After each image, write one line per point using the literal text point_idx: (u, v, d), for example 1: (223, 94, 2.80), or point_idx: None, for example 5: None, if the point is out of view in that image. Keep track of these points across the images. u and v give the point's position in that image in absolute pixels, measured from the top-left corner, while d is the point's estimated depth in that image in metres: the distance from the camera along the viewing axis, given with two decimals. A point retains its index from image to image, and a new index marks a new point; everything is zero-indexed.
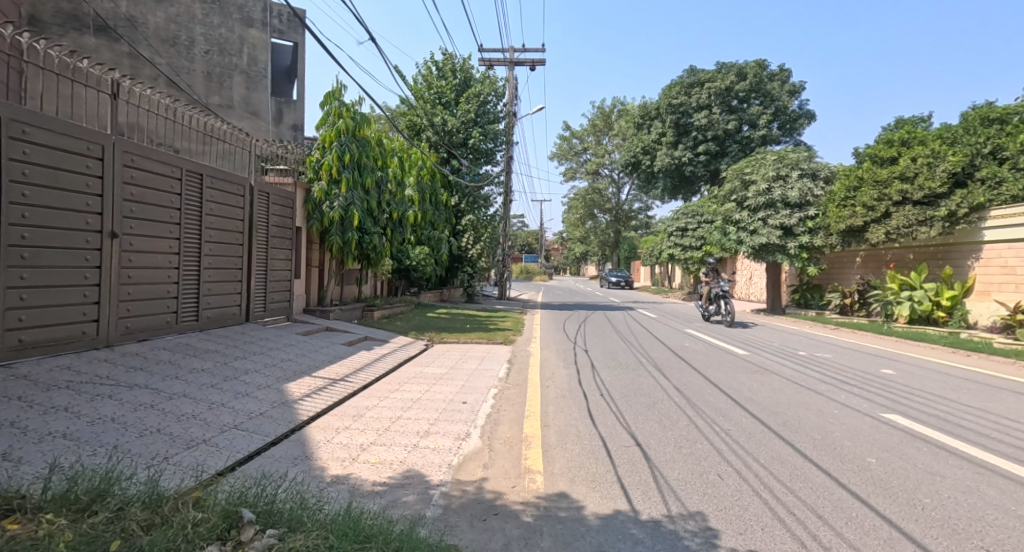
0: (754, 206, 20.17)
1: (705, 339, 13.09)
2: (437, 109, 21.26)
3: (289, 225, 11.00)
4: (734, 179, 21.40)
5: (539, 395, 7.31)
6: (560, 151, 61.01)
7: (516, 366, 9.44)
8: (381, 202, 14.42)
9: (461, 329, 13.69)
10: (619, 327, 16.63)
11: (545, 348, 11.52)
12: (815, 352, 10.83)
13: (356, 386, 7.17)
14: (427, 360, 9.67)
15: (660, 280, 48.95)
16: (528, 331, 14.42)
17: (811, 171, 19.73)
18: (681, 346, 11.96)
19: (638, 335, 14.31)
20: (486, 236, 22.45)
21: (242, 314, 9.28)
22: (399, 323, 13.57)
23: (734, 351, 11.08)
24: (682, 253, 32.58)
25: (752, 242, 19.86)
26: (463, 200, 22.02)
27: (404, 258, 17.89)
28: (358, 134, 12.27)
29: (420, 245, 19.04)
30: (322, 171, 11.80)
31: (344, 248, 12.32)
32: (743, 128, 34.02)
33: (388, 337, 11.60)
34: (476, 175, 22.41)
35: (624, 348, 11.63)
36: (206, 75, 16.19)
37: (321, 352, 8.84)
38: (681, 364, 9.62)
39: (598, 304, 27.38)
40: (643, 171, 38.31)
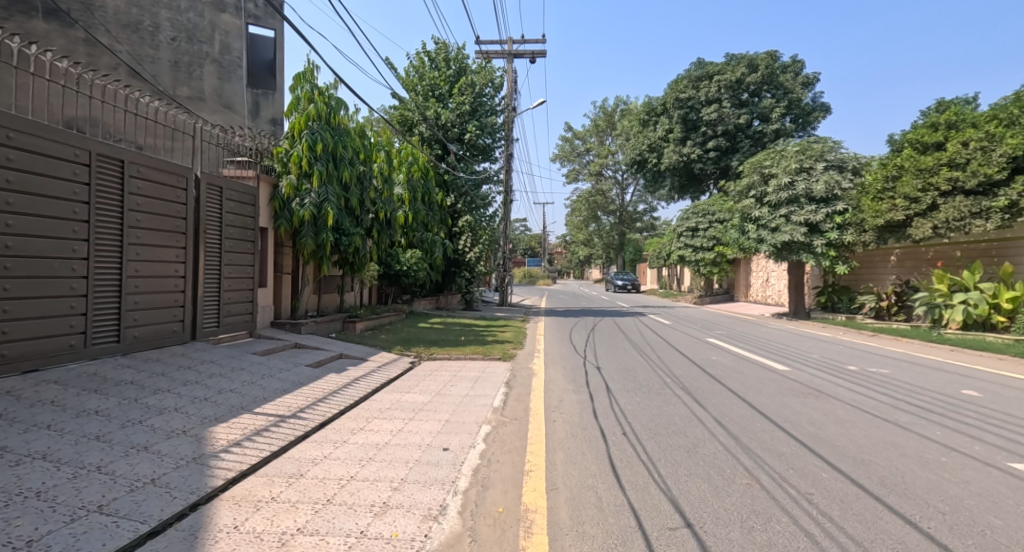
0: (775, 202, 18.71)
1: (728, 349, 11.53)
2: (431, 102, 19.86)
3: (249, 225, 9.44)
4: (751, 173, 19.83)
5: (543, 432, 5.72)
6: (562, 152, 59.54)
7: (515, 389, 7.87)
8: (364, 200, 12.95)
9: (454, 342, 12.14)
10: (629, 336, 15.14)
11: (550, 364, 10.03)
12: (867, 366, 9.22)
13: (307, 426, 5.58)
14: (409, 384, 8.10)
15: (667, 283, 47.30)
16: (530, 343, 12.90)
17: (837, 162, 18.15)
18: (704, 358, 10.41)
19: (650, 345, 12.79)
20: (485, 238, 20.98)
21: (185, 331, 7.71)
22: (384, 336, 12.01)
23: (769, 365, 9.51)
24: (693, 254, 30.92)
25: (774, 240, 18.28)
26: (460, 200, 20.62)
27: (394, 261, 16.41)
28: (333, 121, 10.77)
29: (412, 248, 17.55)
30: (290, 164, 10.28)
31: (318, 251, 10.80)
32: (755, 122, 32.46)
33: (367, 353, 10.03)
34: (473, 173, 20.96)
35: (639, 362, 10.12)
36: (173, 64, 14.60)
37: (277, 377, 7.26)
38: (712, 384, 8.02)
39: (605, 309, 25.82)
40: (649, 170, 36.72)
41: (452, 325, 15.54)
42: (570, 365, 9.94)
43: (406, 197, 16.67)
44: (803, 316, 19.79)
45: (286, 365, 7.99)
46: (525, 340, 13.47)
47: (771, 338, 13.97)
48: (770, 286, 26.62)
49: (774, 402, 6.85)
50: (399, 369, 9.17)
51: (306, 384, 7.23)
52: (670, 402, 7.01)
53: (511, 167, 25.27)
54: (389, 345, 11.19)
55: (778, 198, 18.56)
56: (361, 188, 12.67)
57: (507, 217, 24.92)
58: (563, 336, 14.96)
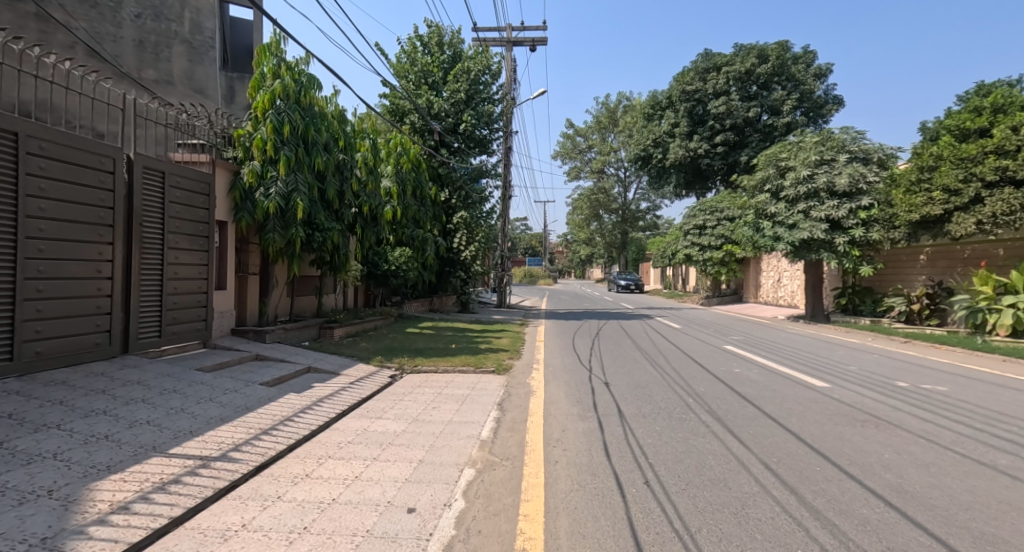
0: (793, 198, 17.40)
1: (749, 359, 10.33)
2: (423, 89, 18.58)
3: (202, 218, 8.17)
4: (766, 166, 18.51)
5: (542, 480, 4.45)
6: (563, 149, 58.22)
7: (508, 414, 6.60)
8: (343, 192, 11.72)
9: (443, 351, 10.85)
10: (637, 342, 13.98)
11: (554, 378, 8.85)
12: (920, 383, 7.94)
13: (236, 475, 4.28)
14: (384, 406, 6.82)
15: (672, 283, 45.96)
16: (528, 352, 11.61)
17: (860, 153, 16.84)
18: (725, 371, 9.14)
19: (662, 352, 11.61)
20: (481, 236, 19.72)
21: (112, 344, 6.44)
22: (364, 345, 10.71)
23: (804, 380, 8.22)
24: (700, 254, 29.66)
25: (792, 238, 16.97)
26: (455, 195, 19.42)
27: (381, 261, 15.20)
28: (304, 101, 9.48)
29: (402, 246, 16.30)
30: (253, 149, 8.99)
31: (287, 249, 9.53)
32: (765, 116, 31.14)
33: (341, 366, 8.75)
34: (469, 166, 19.70)
35: (652, 375, 8.85)
36: (138, 44, 13.24)
37: (218, 400, 5.97)
38: (742, 405, 6.75)
39: (609, 312, 24.56)
40: (654, 166, 35.43)
41: (444, 330, 14.30)
42: (575, 379, 8.71)
43: (394, 191, 15.46)
44: (821, 319, 18.52)
45: (236, 382, 6.71)
46: (523, 347, 12.21)
47: (789, 345, 12.76)
48: (782, 287, 25.36)
49: (826, 432, 5.58)
50: (376, 386, 7.90)
51: (254, 408, 5.95)
52: (698, 430, 5.75)
53: (510, 161, 23.97)
54: (368, 355, 9.88)
55: (796, 192, 17.24)
56: (340, 180, 11.44)
57: (505, 214, 23.65)
58: (566, 343, 13.74)
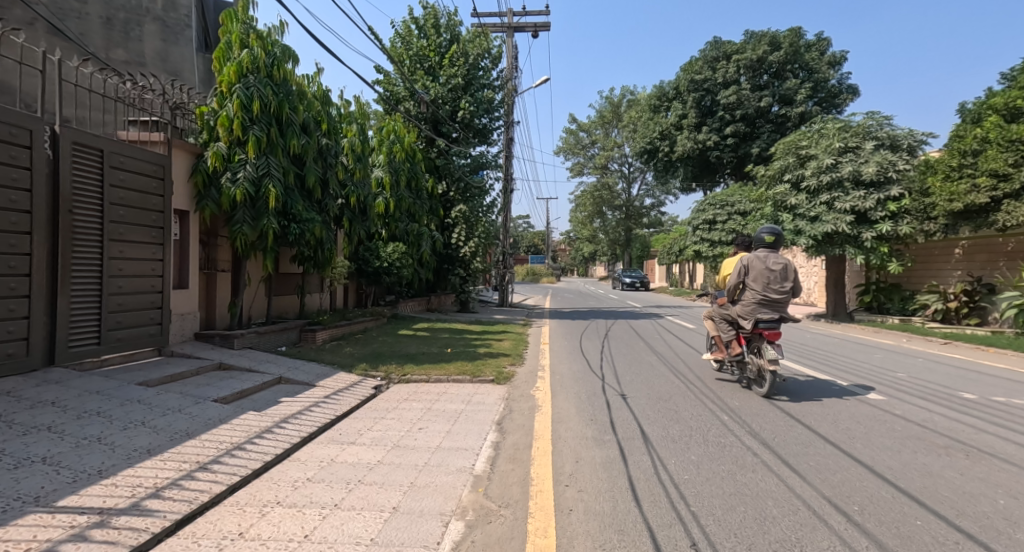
0: (815, 188, 16.25)
1: (780, 366, 9.20)
2: (419, 75, 17.50)
3: (155, 206, 7.06)
4: (784, 155, 17.40)
5: (554, 541, 3.36)
6: (566, 145, 57.11)
7: (509, 436, 5.50)
8: (326, 180, 10.65)
9: (438, 356, 9.77)
10: (652, 343, 12.88)
11: (562, 388, 7.74)
12: (989, 395, 6.84)
13: (140, 539, 3.13)
14: (362, 427, 5.74)
15: (679, 281, 44.83)
16: (533, 356, 10.52)
17: (887, 140, 15.69)
18: (756, 380, 8.02)
19: (679, 357, 10.49)
20: (482, 231, 18.68)
21: (32, 356, 5.35)
22: (349, 350, 9.60)
23: (852, 391, 7.10)
24: (710, 250, 28.56)
25: (814, 231, 15.85)
26: (453, 187, 18.45)
27: (373, 257, 14.14)
28: (276, 74, 8.36)
29: (396, 241, 15.24)
30: (218, 128, 7.87)
31: (258, 243, 8.39)
32: (778, 105, 29.97)
33: (319, 377, 7.64)
34: (468, 157, 18.64)
35: (675, 385, 7.73)
36: (105, 21, 12.20)
37: (154, 424, 4.85)
38: (791, 426, 5.62)
39: (616, 310, 23.49)
40: (661, 159, 34.37)
41: (441, 331, 13.19)
42: (587, 390, 7.61)
43: (385, 182, 14.42)
44: (844, 318, 17.55)
45: (185, 399, 5.60)
46: (527, 351, 11.11)
47: (819, 347, 11.63)
48: (797, 284, 24.32)
49: (908, 465, 4.45)
50: (355, 400, 6.79)
51: (199, 433, 4.84)
52: (746, 462, 4.64)
53: (512, 153, 22.89)
54: (352, 362, 8.76)
55: (818, 182, 16.10)
56: (322, 167, 10.35)
57: (507, 208, 22.56)
58: (573, 345, 12.66)
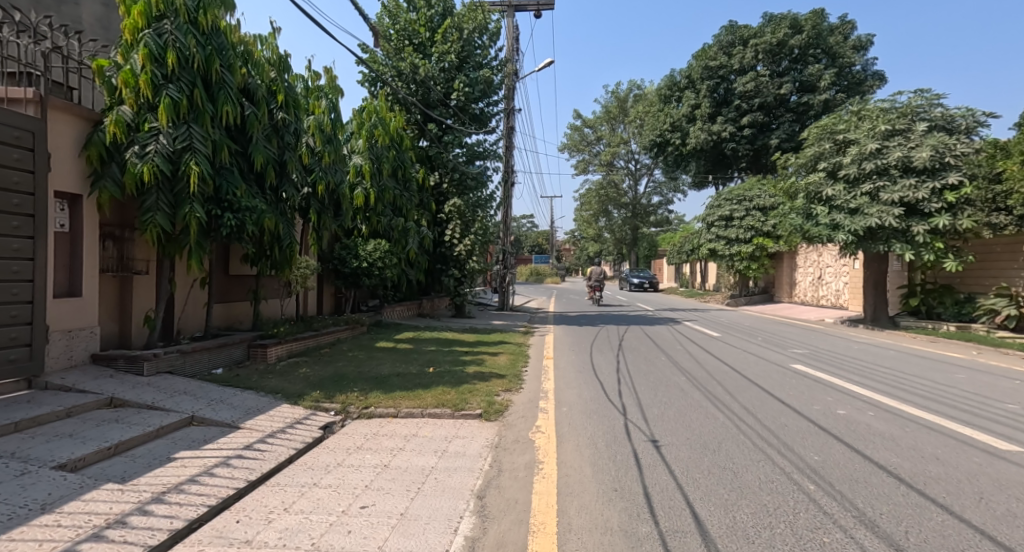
0: (857, 177, 14.46)
1: (842, 392, 7.35)
2: (407, 52, 15.73)
3: (21, 186, 5.18)
4: (816, 142, 15.84)
5: None
6: (570, 142, 55.26)
7: (493, 527, 3.64)
8: (283, 164, 8.84)
9: (417, 378, 7.93)
10: (671, 356, 11.07)
11: (570, 426, 5.87)
12: None
13: None
14: (276, 506, 3.89)
15: (690, 281, 42.83)
16: (535, 376, 8.68)
17: (940, 121, 13.82)
18: (826, 416, 6.13)
19: (713, 376, 8.68)
20: (479, 227, 16.98)
21: None
22: (305, 371, 7.74)
23: (971, 438, 5.18)
24: (727, 248, 26.68)
25: (856, 225, 14.09)
26: (446, 178, 16.86)
27: (351, 256, 12.44)
28: (204, 21, 6.48)
29: (379, 237, 13.50)
30: (122, 88, 5.98)
31: (181, 237, 6.55)
32: (799, 93, 28.16)
33: (250, 412, 5.79)
34: (464, 145, 16.92)
35: (720, 424, 5.83)
36: None
37: None
38: (922, 510, 3.73)
39: (626, 314, 21.66)
40: (672, 152, 32.64)
41: (427, 343, 11.34)
42: (603, 429, 5.74)
43: (366, 169, 12.70)
44: (886, 324, 15.80)
45: (5, 468, 3.77)
46: (528, 369, 9.28)
47: (873, 363, 9.75)
48: (824, 285, 22.70)
49: None
50: (287, 451, 4.95)
51: None
52: None
53: (513, 144, 21.09)
54: (303, 388, 6.87)
55: (859, 170, 14.33)
56: (276, 146, 8.53)
57: (508, 203, 20.75)
58: (582, 359, 10.85)
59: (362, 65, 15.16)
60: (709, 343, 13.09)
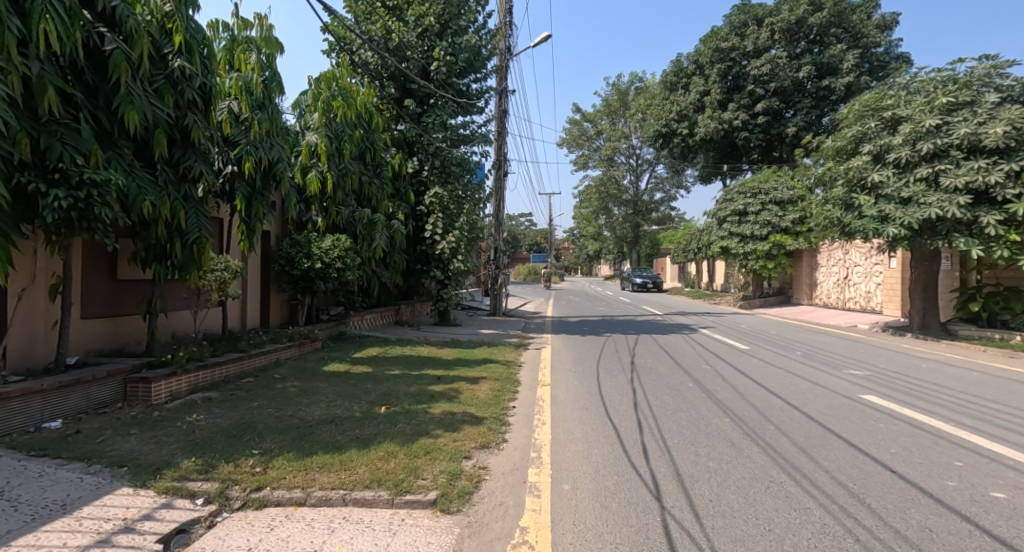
0: (912, 160, 12.29)
1: (958, 444, 5.17)
2: (380, 15, 13.61)
3: None
4: (855, 123, 13.71)
5: None
6: (568, 136, 53.03)
7: None
8: (185, 131, 6.57)
9: (357, 427, 5.60)
10: (695, 377, 8.92)
11: (576, 536, 3.58)
12: None
13: None
14: None
15: (695, 281, 40.64)
16: (526, 417, 6.37)
17: (1011, 92, 11.73)
18: (987, 507, 3.84)
19: (761, 412, 6.50)
20: (465, 221, 14.83)
21: None
22: (195, 418, 5.40)
23: None
24: (741, 246, 24.50)
25: (910, 217, 11.88)
26: (427, 164, 14.75)
27: (302, 256, 10.16)
28: None
29: (342, 233, 11.28)
30: None
31: None
32: (819, 76, 26.09)
33: (41, 514, 3.45)
34: (450, 127, 14.85)
35: (823, 529, 3.55)
36: None
37: None
38: None
39: (631, 320, 19.43)
40: (678, 144, 30.91)
41: (391, 365, 9.01)
42: (630, 540, 3.49)
43: (320, 148, 10.43)
44: (938, 332, 13.55)
45: None
46: (518, 404, 6.99)
47: (957, 391, 7.58)
48: (852, 285, 20.67)
49: None
50: None
51: None
52: None
53: (505, 130, 19.05)
54: (173, 451, 4.51)
55: (913, 152, 12.23)
56: (171, 106, 6.25)
57: (500, 196, 18.60)
58: (586, 383, 8.65)
59: (328, 31, 13.04)
60: (731, 358, 10.99)
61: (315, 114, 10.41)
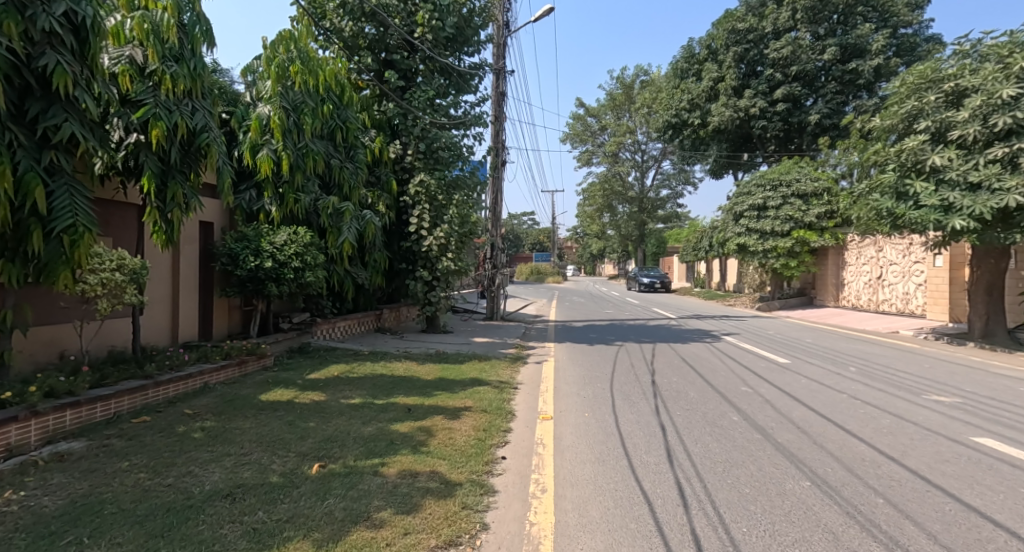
0: (983, 138, 10.52)
1: None
2: None
3: None
4: (907, 98, 11.88)
5: None
6: (571, 132, 51.25)
7: None
8: (46, 77, 4.72)
9: (262, 508, 3.72)
10: (736, 403, 7.08)
11: None
12: None
13: None
14: None
15: (705, 281, 38.76)
16: (521, 481, 4.49)
17: None
18: None
19: (851, 471, 4.64)
20: (456, 213, 13.05)
21: None
22: (9, 498, 3.51)
23: None
24: (760, 243, 22.66)
25: (982, 205, 10.08)
26: (412, 148, 13.00)
27: (248, 254, 8.28)
28: None
29: (305, 225, 9.50)
30: None
31: None
32: (844, 60, 24.36)
33: None
34: (437, 106, 13.12)
35: None
36: None
37: None
38: None
39: (642, 324, 17.55)
40: (689, 135, 29.09)
41: (352, 391, 7.13)
42: None
43: (273, 121, 8.56)
44: (1006, 341, 11.64)
45: None
46: (509, 455, 5.11)
47: None
48: (890, 285, 18.92)
49: None
50: None
51: None
52: None
53: (502, 115, 17.25)
54: None
55: (983, 129, 10.44)
56: (17, 37, 4.39)
57: (498, 187, 16.76)
58: (600, 412, 6.77)
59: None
60: (770, 373, 9.13)
61: (270, 83, 8.69)
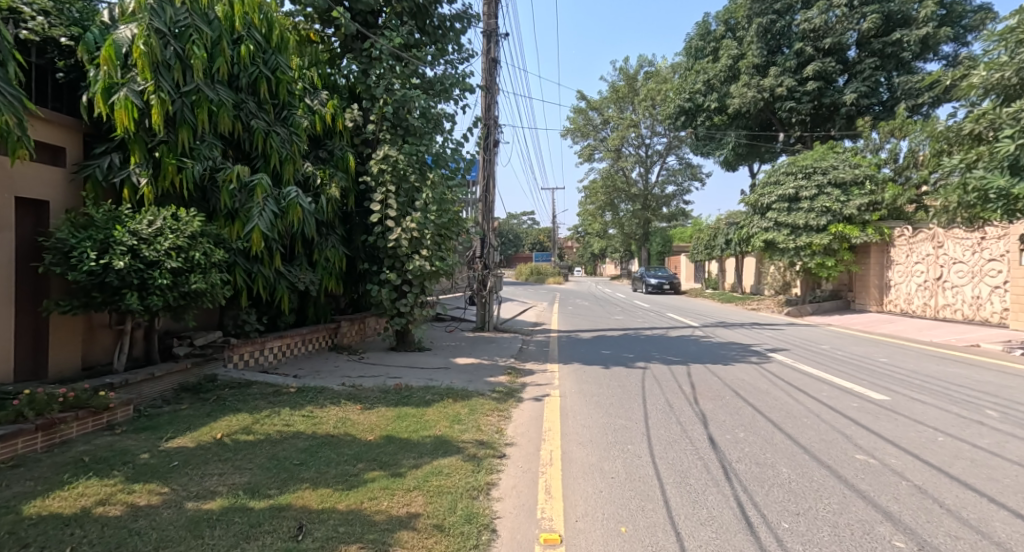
0: None
1: None
2: None
3: None
4: None
5: None
6: (572, 125, 48.34)
7: None
8: None
9: None
10: (874, 499, 4.20)
11: None
12: None
13: None
14: None
15: (718, 283, 35.81)
16: None
17: None
18: None
19: None
20: (433, 193, 10.12)
21: None
22: None
23: None
24: (790, 238, 19.80)
25: None
26: (376, 111, 10.14)
27: (88, 248, 5.33)
28: None
29: (205, 210, 6.64)
30: None
31: None
32: (884, 31, 21.67)
33: None
34: (408, 59, 10.29)
35: None
36: None
37: None
38: None
39: (663, 336, 14.66)
40: (704, 122, 26.16)
41: (222, 478, 4.20)
42: None
43: (135, 50, 5.67)
44: None
45: None
46: None
47: None
48: (955, 286, 16.04)
49: None
50: None
51: None
52: None
53: (495, 85, 14.37)
54: None
55: None
56: None
57: (490, 171, 13.92)
58: (650, 524, 3.88)
59: None
60: (877, 423, 6.25)
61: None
